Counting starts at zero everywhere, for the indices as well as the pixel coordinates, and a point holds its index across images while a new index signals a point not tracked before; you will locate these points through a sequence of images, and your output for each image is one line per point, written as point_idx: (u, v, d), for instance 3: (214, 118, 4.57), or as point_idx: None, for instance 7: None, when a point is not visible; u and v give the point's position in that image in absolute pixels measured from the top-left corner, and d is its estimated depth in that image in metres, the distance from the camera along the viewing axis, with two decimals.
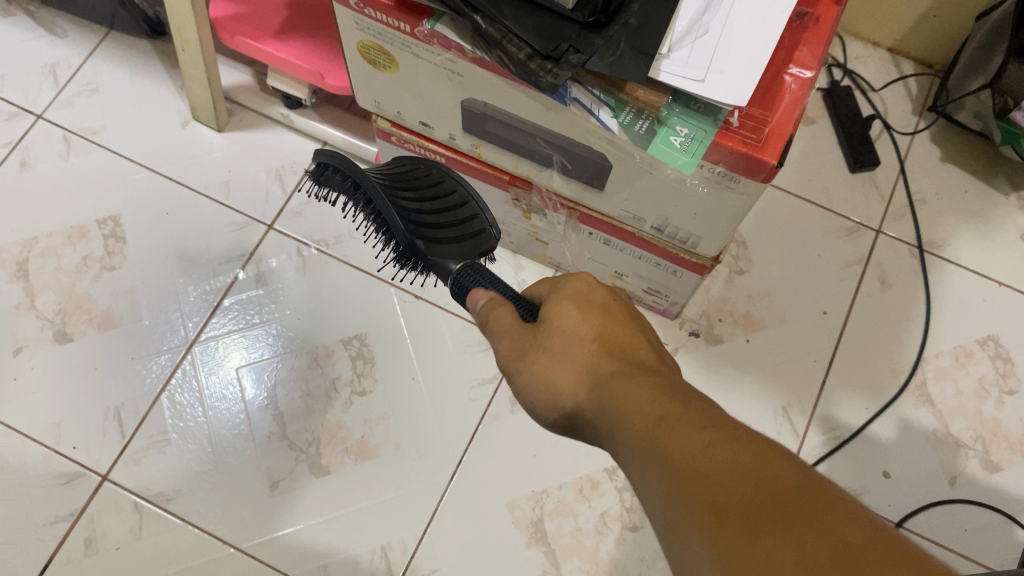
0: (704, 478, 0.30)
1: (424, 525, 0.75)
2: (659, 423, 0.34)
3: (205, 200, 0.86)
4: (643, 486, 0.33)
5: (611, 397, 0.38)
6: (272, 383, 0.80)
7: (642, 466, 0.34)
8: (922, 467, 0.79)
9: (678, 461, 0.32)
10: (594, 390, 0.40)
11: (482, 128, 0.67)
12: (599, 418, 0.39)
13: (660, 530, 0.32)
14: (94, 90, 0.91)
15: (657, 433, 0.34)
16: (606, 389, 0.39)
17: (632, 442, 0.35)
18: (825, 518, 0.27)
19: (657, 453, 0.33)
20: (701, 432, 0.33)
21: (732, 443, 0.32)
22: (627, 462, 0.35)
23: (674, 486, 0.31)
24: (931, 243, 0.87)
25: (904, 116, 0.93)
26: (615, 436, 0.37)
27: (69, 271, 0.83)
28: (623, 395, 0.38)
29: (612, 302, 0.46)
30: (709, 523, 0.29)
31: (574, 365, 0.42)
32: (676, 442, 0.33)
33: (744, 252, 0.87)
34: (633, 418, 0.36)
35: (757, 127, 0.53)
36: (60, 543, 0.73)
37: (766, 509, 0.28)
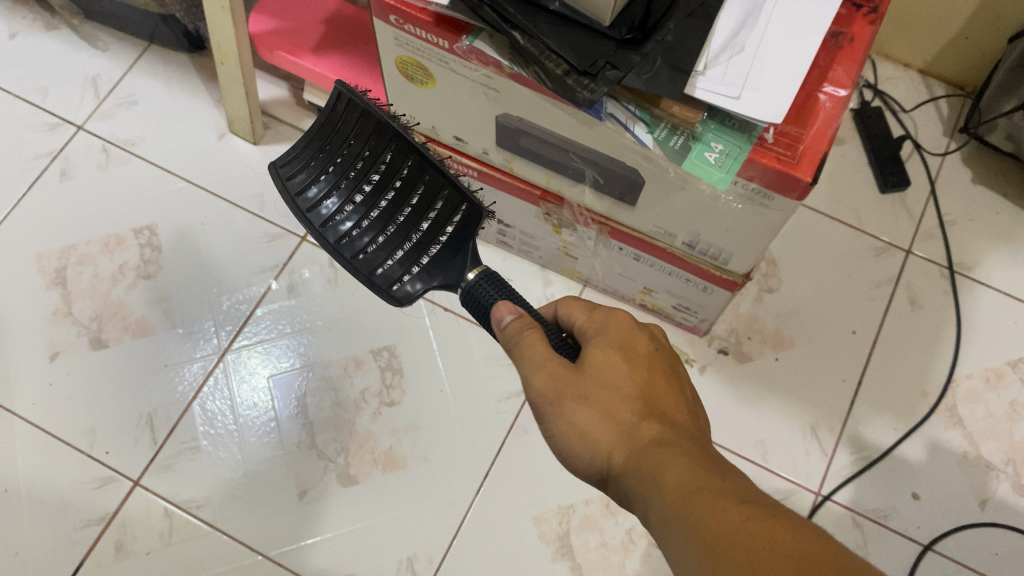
0: (745, 558, 0.32)
1: (450, 537, 0.76)
2: (697, 498, 0.36)
3: (239, 210, 0.88)
4: (678, 556, 0.35)
5: (649, 462, 0.40)
6: (302, 393, 0.81)
7: (676, 538, 0.36)
8: (953, 490, 0.78)
9: (719, 538, 0.34)
10: (629, 450, 0.42)
11: (516, 143, 0.67)
12: (632, 482, 0.41)
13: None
14: (134, 103, 0.93)
15: (697, 508, 0.36)
16: (644, 453, 0.41)
17: (668, 512, 0.37)
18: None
19: (695, 528, 0.35)
20: (740, 510, 0.35)
21: (770, 523, 0.34)
22: (659, 531, 0.37)
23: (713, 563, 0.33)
24: (961, 264, 0.87)
25: (934, 137, 0.93)
26: (648, 504, 0.39)
27: (105, 278, 0.85)
28: (661, 464, 0.39)
29: (651, 348, 0.47)
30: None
31: (608, 419, 0.43)
32: (715, 518, 0.35)
33: (773, 270, 0.87)
34: (670, 490, 0.37)
35: (791, 144, 0.54)
36: (91, 547, 0.74)
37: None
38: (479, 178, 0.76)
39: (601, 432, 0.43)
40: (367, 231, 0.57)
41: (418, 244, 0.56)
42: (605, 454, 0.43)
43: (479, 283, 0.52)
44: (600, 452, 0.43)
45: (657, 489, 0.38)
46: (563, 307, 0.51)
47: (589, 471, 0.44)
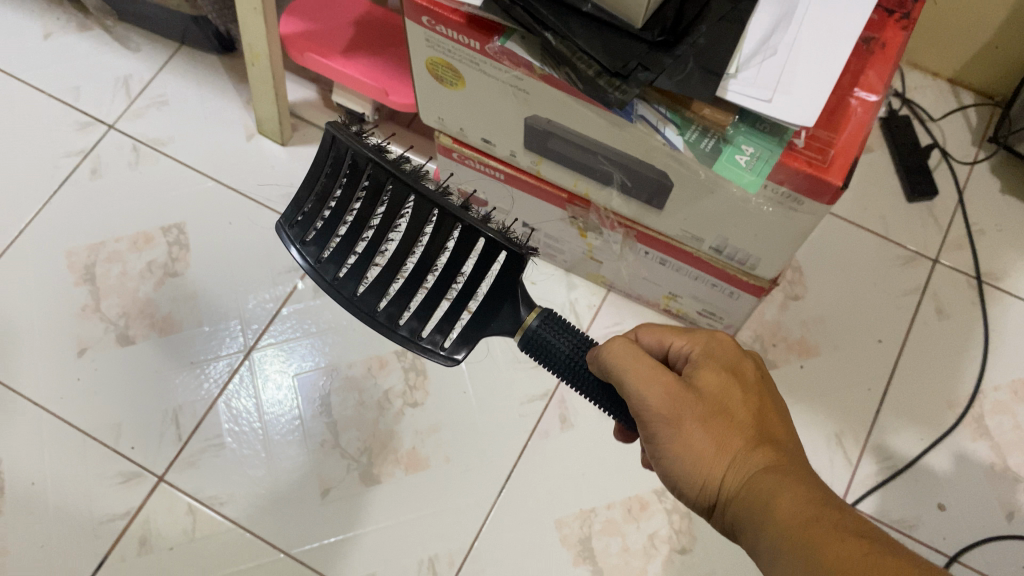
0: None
1: (472, 538, 0.76)
2: (814, 531, 0.36)
3: (266, 210, 0.88)
4: None
5: (762, 491, 0.40)
6: (326, 392, 0.81)
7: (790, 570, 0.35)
8: (979, 502, 0.77)
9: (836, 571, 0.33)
10: (736, 477, 0.42)
11: (544, 145, 0.68)
12: (743, 512, 0.41)
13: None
14: (164, 103, 0.94)
15: (815, 540, 0.35)
16: (756, 482, 0.41)
17: (784, 543, 0.37)
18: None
19: (812, 558, 0.35)
20: (860, 545, 0.34)
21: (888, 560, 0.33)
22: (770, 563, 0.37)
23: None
24: (989, 274, 0.86)
25: (963, 146, 0.92)
26: (759, 533, 0.39)
27: (133, 276, 0.85)
28: (776, 492, 0.39)
29: (759, 377, 0.47)
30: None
31: (718, 444, 0.43)
32: (832, 551, 0.34)
33: (798, 278, 0.87)
34: (786, 521, 0.37)
35: (822, 149, 0.53)
36: (115, 541, 0.75)
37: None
38: (506, 181, 0.76)
39: (710, 457, 0.43)
40: (402, 296, 0.59)
41: (455, 303, 0.59)
42: (713, 481, 0.43)
43: (538, 330, 0.55)
44: (707, 477, 0.43)
45: (772, 520, 0.38)
46: (645, 334, 0.51)
47: (692, 498, 0.44)
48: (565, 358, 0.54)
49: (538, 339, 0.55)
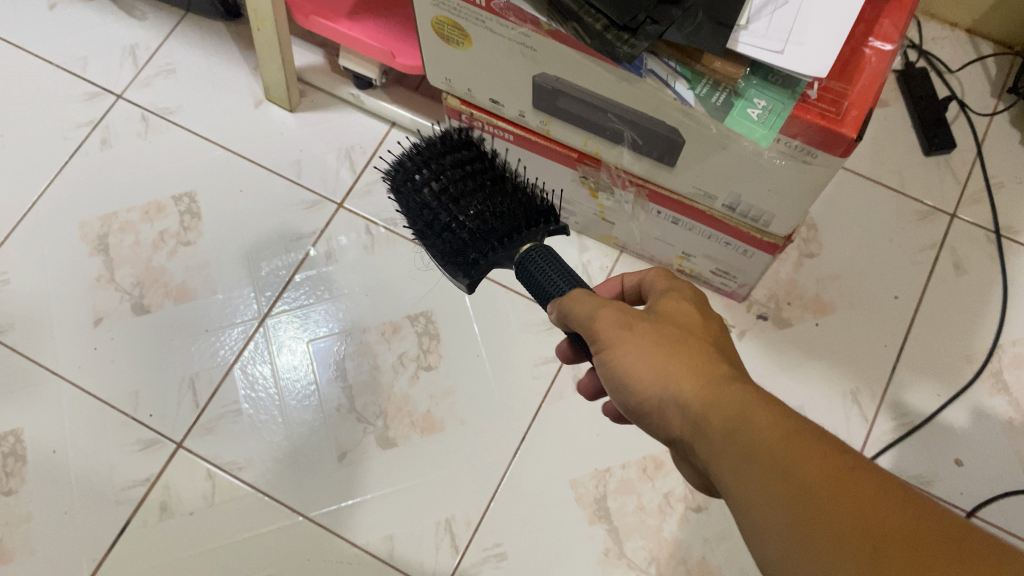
0: (840, 522, 0.31)
1: (487, 500, 0.76)
2: (781, 445, 0.34)
3: (276, 176, 0.88)
4: (756, 480, 0.34)
5: (727, 392, 0.38)
6: (341, 358, 0.81)
7: (755, 491, 0.34)
8: (996, 457, 0.77)
9: (807, 496, 0.32)
10: (694, 373, 0.40)
11: (554, 104, 0.66)
12: (697, 421, 0.38)
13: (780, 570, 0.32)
14: (172, 72, 0.93)
15: (784, 457, 0.34)
16: (719, 383, 0.39)
17: (747, 455, 0.35)
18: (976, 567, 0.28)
19: (780, 465, 0.33)
20: (835, 464, 0.33)
21: (866, 482, 0.32)
22: (731, 477, 0.35)
23: (799, 527, 0.31)
24: (1009, 228, 0.85)
25: (981, 98, 0.90)
26: (714, 445, 0.36)
27: (146, 245, 0.86)
28: (737, 405, 0.37)
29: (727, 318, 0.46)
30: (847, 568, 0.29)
31: (674, 355, 0.41)
32: (803, 472, 0.33)
33: (814, 235, 0.86)
34: (749, 431, 0.35)
35: (836, 100, 0.52)
36: (137, 506, 0.76)
37: (910, 557, 0.29)
38: (515, 142, 0.75)
39: (667, 368, 0.40)
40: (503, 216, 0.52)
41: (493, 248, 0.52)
42: (667, 393, 0.40)
43: (528, 254, 0.51)
44: (660, 387, 0.40)
45: (729, 430, 0.36)
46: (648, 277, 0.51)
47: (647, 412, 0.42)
48: (541, 279, 0.49)
49: (524, 263, 0.51)
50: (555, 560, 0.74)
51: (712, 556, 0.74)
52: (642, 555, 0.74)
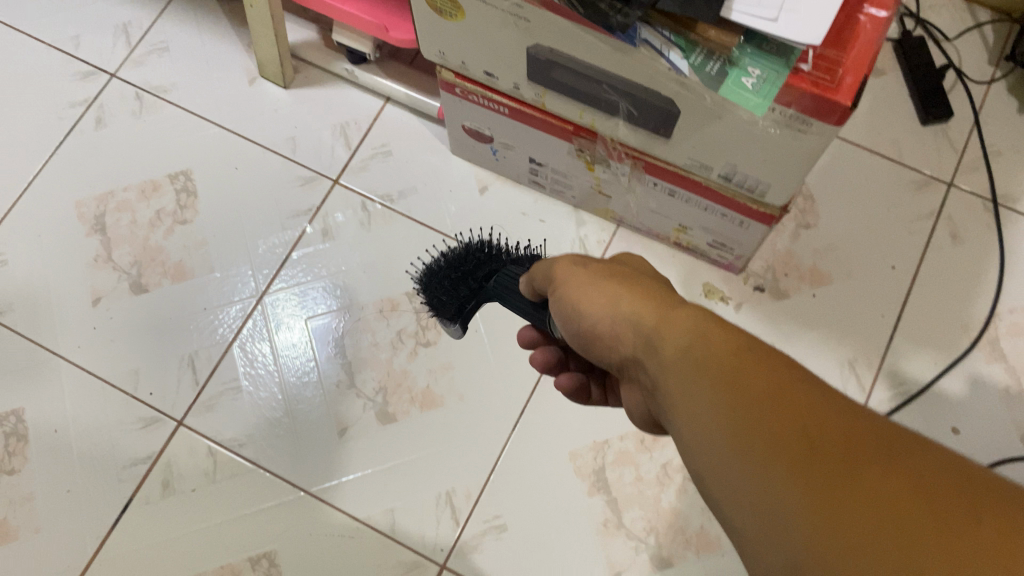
0: (781, 436, 0.30)
1: (488, 473, 0.77)
2: (732, 363, 0.33)
3: (272, 154, 0.88)
4: (676, 362, 0.36)
5: (664, 304, 0.41)
6: (340, 334, 0.82)
7: (701, 410, 0.33)
8: (993, 425, 0.77)
9: (754, 411, 0.31)
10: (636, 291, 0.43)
11: (548, 76, 0.66)
12: (655, 349, 0.38)
13: (724, 486, 0.31)
14: (165, 50, 0.93)
15: (733, 373, 0.33)
16: (658, 297, 0.42)
17: (700, 374, 0.34)
18: (918, 481, 0.27)
19: (699, 343, 0.35)
20: (787, 380, 0.32)
21: (817, 397, 0.31)
22: (683, 397, 0.35)
23: (742, 442, 0.31)
24: (1006, 197, 0.85)
25: (979, 65, 0.90)
26: (668, 368, 0.36)
27: (143, 224, 0.86)
28: (668, 312, 0.39)
29: None
30: (785, 480, 0.29)
31: (638, 294, 0.42)
32: (752, 387, 0.32)
33: (811, 206, 0.86)
34: (702, 352, 0.35)
35: (830, 68, 0.52)
36: (139, 484, 0.76)
37: (849, 470, 0.28)
38: (510, 115, 0.75)
39: (633, 303, 0.41)
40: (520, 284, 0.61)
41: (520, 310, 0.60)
42: (629, 324, 0.41)
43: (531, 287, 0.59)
44: (624, 320, 0.41)
45: (682, 352, 0.36)
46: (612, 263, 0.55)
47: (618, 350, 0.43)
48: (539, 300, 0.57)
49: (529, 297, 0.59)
50: (555, 531, 0.75)
51: (710, 526, 0.75)
52: (641, 525, 0.75)
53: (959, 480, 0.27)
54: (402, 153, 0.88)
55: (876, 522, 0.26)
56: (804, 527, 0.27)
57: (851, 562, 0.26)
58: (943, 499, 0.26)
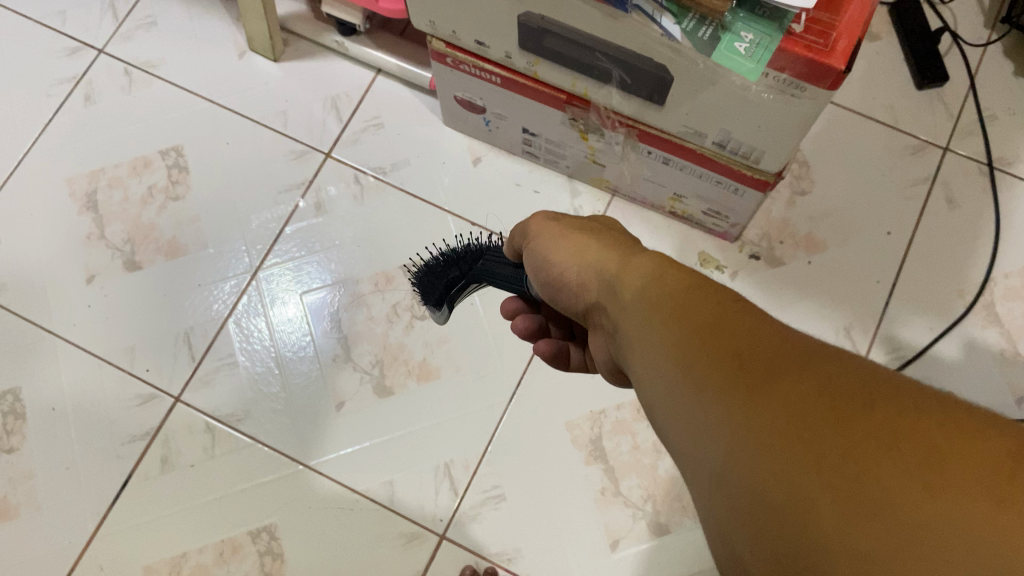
0: (692, 346, 0.33)
1: (485, 443, 0.77)
2: (678, 299, 0.36)
3: (263, 128, 0.87)
4: (626, 302, 0.40)
5: (621, 254, 0.45)
6: (335, 309, 0.82)
7: (643, 337, 0.37)
8: (988, 388, 0.78)
9: (679, 331, 0.34)
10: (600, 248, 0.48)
11: (540, 44, 0.65)
12: (619, 295, 0.42)
13: (657, 399, 0.34)
14: (152, 24, 0.91)
15: (676, 307, 0.36)
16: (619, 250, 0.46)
17: (650, 311, 0.37)
18: (822, 377, 0.28)
19: (642, 283, 0.40)
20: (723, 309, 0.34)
21: (746, 319, 0.33)
22: (637, 331, 0.38)
23: (669, 356, 0.34)
24: (1001, 160, 0.85)
25: (974, 28, 0.89)
26: (622, 307, 0.41)
27: (135, 201, 0.85)
28: (624, 260, 0.44)
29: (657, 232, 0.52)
30: (691, 385, 0.32)
31: (609, 250, 0.46)
32: (691, 315, 0.35)
33: (806, 172, 0.85)
34: (655, 291, 0.38)
35: (824, 31, 0.51)
36: (138, 460, 0.77)
37: (762, 375, 0.30)
38: (502, 85, 0.74)
39: (605, 258, 0.46)
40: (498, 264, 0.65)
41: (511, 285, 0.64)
42: (600, 274, 0.45)
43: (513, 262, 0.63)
44: (594, 272, 0.46)
45: (632, 292, 0.40)
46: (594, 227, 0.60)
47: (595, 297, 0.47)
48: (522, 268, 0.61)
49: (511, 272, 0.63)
50: (553, 500, 0.76)
51: None
52: (638, 493, 0.76)
53: (864, 378, 0.28)
54: (395, 125, 0.88)
55: (779, 416, 0.28)
56: (721, 429, 0.30)
57: (760, 455, 0.28)
58: (830, 383, 0.28)
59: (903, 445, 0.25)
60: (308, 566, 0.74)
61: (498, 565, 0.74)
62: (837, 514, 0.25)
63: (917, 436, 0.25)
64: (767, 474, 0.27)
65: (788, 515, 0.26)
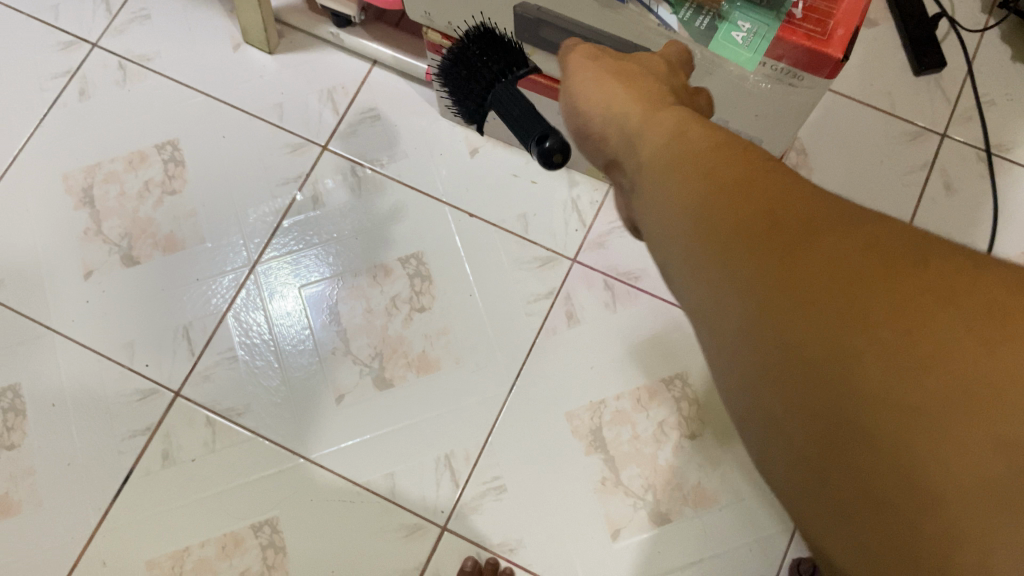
0: (737, 221, 0.29)
1: (486, 435, 0.77)
2: (709, 152, 0.33)
3: (259, 121, 0.87)
4: (654, 164, 0.36)
5: (645, 110, 0.40)
6: (335, 301, 0.81)
7: (671, 199, 0.33)
8: None
9: (719, 205, 0.30)
10: (621, 101, 0.42)
11: (536, 35, 0.64)
12: (641, 153, 0.38)
13: (683, 269, 0.32)
14: (146, 17, 0.91)
15: (710, 165, 0.32)
16: (636, 105, 0.40)
17: (676, 166, 0.34)
18: (863, 243, 0.26)
19: (673, 146, 0.35)
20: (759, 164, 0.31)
21: (787, 196, 0.29)
22: (657, 188, 0.35)
23: (701, 230, 0.30)
24: (1000, 146, 0.85)
25: (972, 13, 0.89)
26: (651, 169, 0.36)
27: (132, 196, 0.85)
28: (652, 118, 0.38)
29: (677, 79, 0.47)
30: (738, 260, 0.29)
31: (633, 100, 0.41)
32: (723, 170, 0.31)
33: (804, 160, 0.85)
34: (684, 146, 0.34)
35: (822, 20, 0.51)
36: (139, 456, 0.77)
37: (801, 233, 0.27)
38: None
39: (624, 110, 0.41)
40: None
41: None
42: (622, 128, 0.41)
43: None
44: (618, 126, 0.41)
45: (664, 154, 0.35)
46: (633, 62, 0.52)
47: (615, 159, 0.43)
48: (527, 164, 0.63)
49: None
50: (553, 490, 0.76)
51: (707, 481, 0.76)
52: (639, 483, 0.76)
53: (908, 239, 0.26)
54: (391, 116, 0.87)
55: (819, 291, 0.26)
56: (751, 290, 0.28)
57: (792, 320, 0.27)
58: (878, 266, 0.26)
59: (946, 362, 0.24)
60: (310, 558, 0.74)
61: (499, 556, 0.74)
62: (880, 388, 0.24)
63: (978, 307, 0.24)
64: (800, 342, 0.26)
65: (816, 382, 0.26)
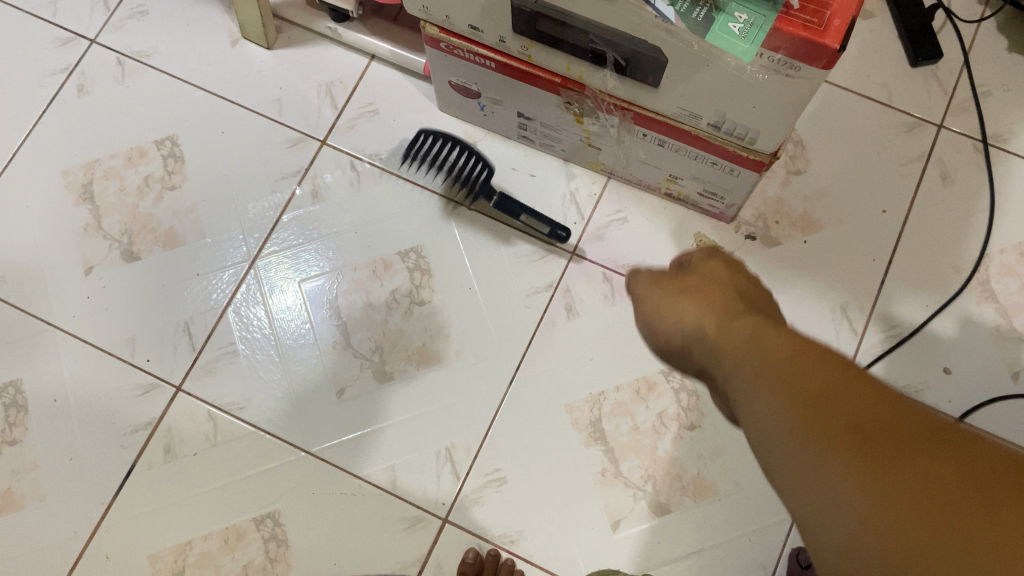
0: (824, 418, 0.29)
1: (486, 427, 0.77)
2: (787, 359, 0.34)
3: (258, 117, 0.87)
4: (735, 374, 0.36)
5: (724, 319, 0.42)
6: (335, 296, 0.82)
7: (756, 401, 0.33)
8: (984, 363, 0.78)
9: (804, 404, 0.30)
10: (703, 312, 0.44)
11: (533, 28, 0.64)
12: (724, 365, 0.38)
13: (774, 470, 0.31)
14: (144, 13, 0.91)
15: (790, 367, 0.33)
16: (714, 315, 0.43)
17: (758, 373, 0.34)
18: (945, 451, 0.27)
19: (753, 350, 0.36)
20: (846, 371, 0.31)
21: (869, 393, 0.29)
22: (742, 394, 0.35)
23: (787, 423, 0.30)
24: (996, 137, 0.85)
25: (967, 4, 0.89)
26: (733, 374, 0.37)
27: (132, 192, 0.85)
28: (730, 325, 0.40)
29: (749, 283, 0.49)
30: (822, 454, 0.28)
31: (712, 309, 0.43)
32: (804, 375, 0.32)
33: (800, 152, 0.86)
34: (763, 351, 0.35)
35: (818, 11, 0.51)
36: (141, 450, 0.77)
37: (882, 430, 0.28)
38: (497, 69, 0.74)
39: (702, 321, 0.43)
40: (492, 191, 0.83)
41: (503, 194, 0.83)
42: (698, 334, 0.43)
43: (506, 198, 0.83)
44: (695, 333, 0.43)
45: (745, 357, 0.36)
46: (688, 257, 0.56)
47: (701, 368, 0.43)
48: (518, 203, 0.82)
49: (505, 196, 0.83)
50: (553, 482, 0.76)
51: (706, 472, 0.76)
52: (639, 473, 0.76)
53: (997, 453, 0.27)
54: (389, 111, 0.88)
55: (902, 480, 0.26)
56: (841, 485, 0.27)
57: (878, 512, 0.26)
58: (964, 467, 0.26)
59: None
60: (312, 551, 0.75)
61: (500, 547, 0.74)
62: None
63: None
64: (903, 560, 0.25)
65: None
